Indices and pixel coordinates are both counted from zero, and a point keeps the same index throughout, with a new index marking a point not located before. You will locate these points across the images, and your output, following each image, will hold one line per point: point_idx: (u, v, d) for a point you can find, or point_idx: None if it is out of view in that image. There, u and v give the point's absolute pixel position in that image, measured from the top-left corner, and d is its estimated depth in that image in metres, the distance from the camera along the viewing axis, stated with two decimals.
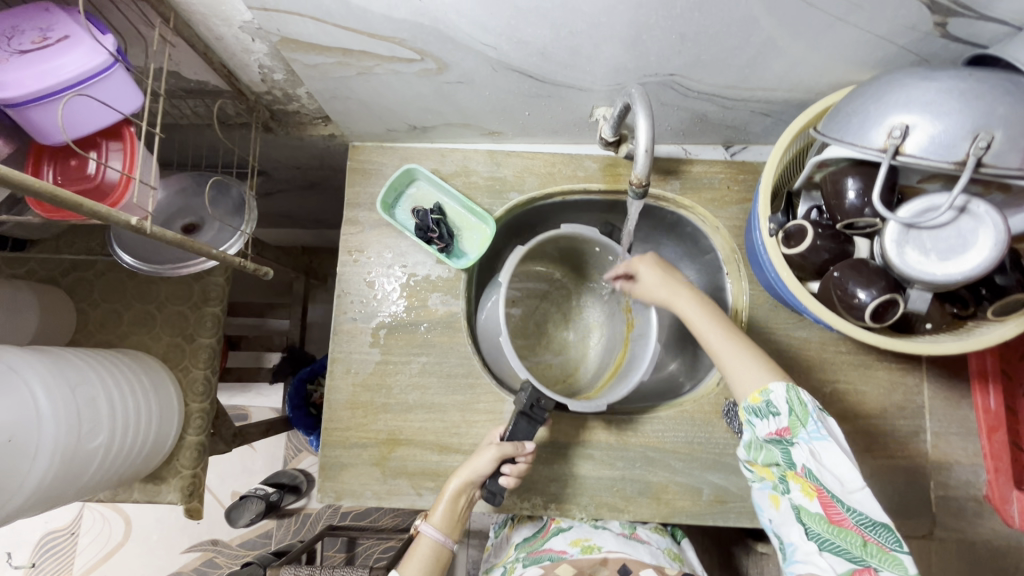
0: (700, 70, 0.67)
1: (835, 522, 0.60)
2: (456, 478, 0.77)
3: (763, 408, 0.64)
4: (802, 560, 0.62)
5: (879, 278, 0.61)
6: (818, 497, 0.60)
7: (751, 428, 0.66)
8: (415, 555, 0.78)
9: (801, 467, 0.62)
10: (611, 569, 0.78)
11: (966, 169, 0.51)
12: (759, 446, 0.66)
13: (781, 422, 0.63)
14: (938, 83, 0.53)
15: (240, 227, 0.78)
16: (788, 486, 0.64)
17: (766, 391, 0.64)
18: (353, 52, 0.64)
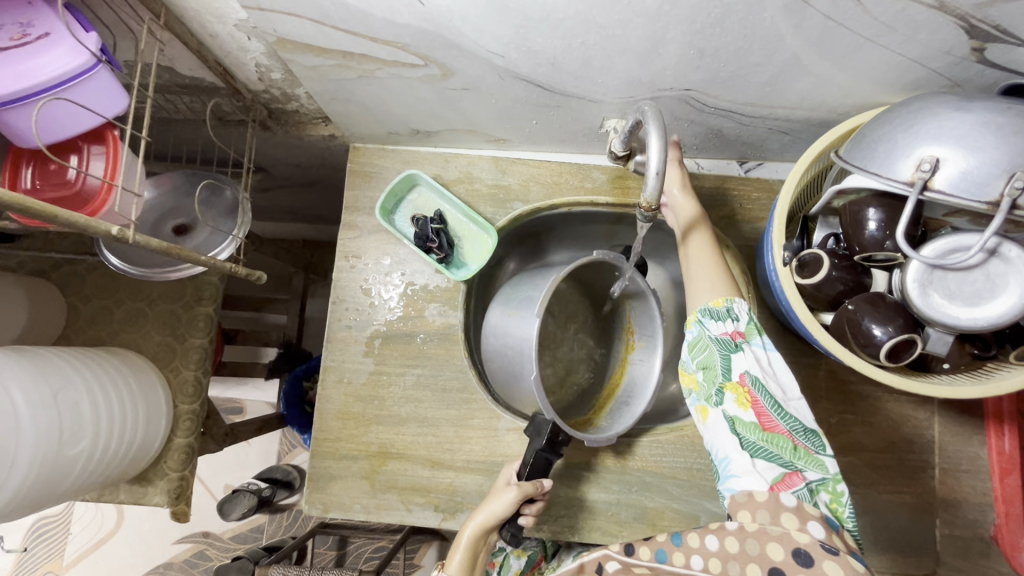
0: (718, 87, 0.64)
1: (768, 428, 0.56)
2: (471, 525, 0.69)
3: (722, 312, 0.60)
4: (736, 476, 0.57)
5: (897, 314, 0.58)
6: (754, 401, 0.57)
7: (699, 329, 0.61)
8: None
9: (744, 372, 0.58)
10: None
11: (999, 210, 0.48)
12: (703, 346, 0.61)
13: (738, 327, 0.60)
14: (973, 114, 0.50)
15: (232, 231, 0.75)
16: (721, 396, 0.59)
17: (730, 298, 0.61)
18: (354, 56, 0.61)
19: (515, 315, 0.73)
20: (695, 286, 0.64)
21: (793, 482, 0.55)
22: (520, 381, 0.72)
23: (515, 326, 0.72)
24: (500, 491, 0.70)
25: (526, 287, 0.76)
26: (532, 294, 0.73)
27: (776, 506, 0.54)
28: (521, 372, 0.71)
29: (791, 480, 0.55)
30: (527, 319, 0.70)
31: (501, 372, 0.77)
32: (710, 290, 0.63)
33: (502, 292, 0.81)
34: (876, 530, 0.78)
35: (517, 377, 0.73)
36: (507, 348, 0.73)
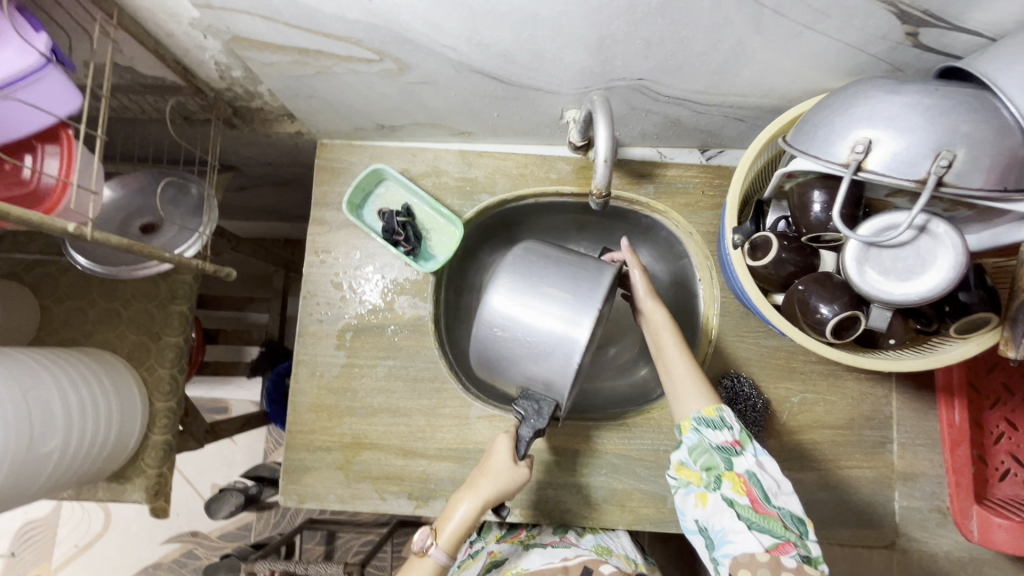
0: (669, 76, 0.65)
1: (763, 510, 0.60)
2: (469, 501, 0.71)
3: (716, 421, 0.65)
4: (731, 541, 0.61)
5: (841, 293, 0.60)
6: (750, 488, 0.61)
7: (697, 436, 0.65)
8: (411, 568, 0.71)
9: (741, 463, 0.62)
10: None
11: (927, 188, 0.50)
12: (702, 451, 0.64)
13: (733, 435, 0.64)
14: (904, 97, 0.52)
15: (198, 229, 0.77)
16: (718, 484, 0.63)
17: (720, 407, 0.66)
18: (310, 52, 0.62)
19: (555, 289, 0.66)
20: (681, 395, 0.69)
21: (788, 551, 0.58)
22: (541, 354, 0.66)
23: (556, 301, 0.66)
24: (509, 472, 0.71)
25: (559, 260, 0.70)
26: (575, 274, 0.68)
27: (776, 566, 0.57)
28: (556, 348, 0.65)
29: (785, 548, 0.58)
30: (578, 305, 0.66)
31: (489, 343, 0.68)
32: (697, 398, 0.68)
33: (504, 268, 0.69)
34: (838, 504, 0.81)
35: (539, 351, 0.66)
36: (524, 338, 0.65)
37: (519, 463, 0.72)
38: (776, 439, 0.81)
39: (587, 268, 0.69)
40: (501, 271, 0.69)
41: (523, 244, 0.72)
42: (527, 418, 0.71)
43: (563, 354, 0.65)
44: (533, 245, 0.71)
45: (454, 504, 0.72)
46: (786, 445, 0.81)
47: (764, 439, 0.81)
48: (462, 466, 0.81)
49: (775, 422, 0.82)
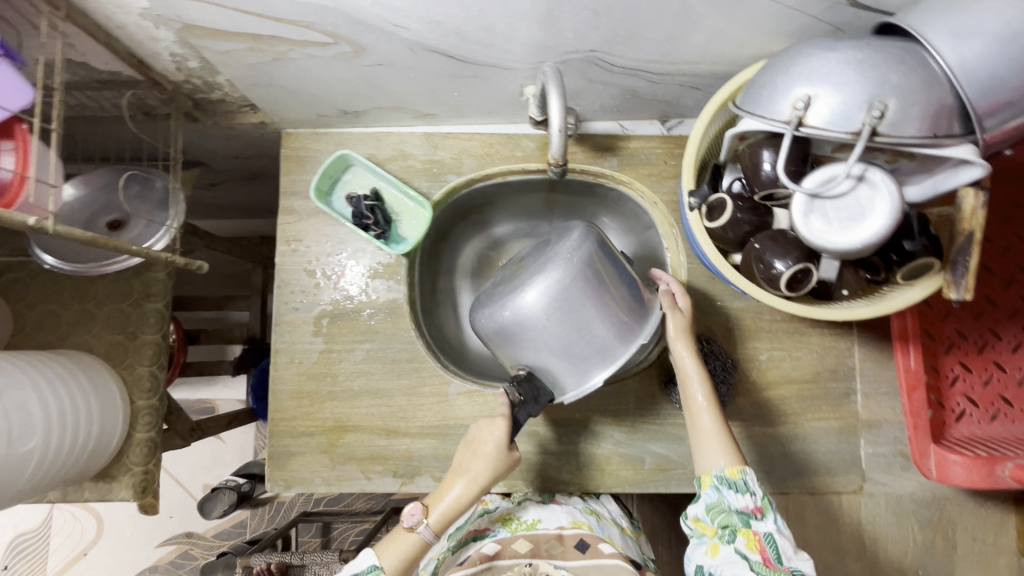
0: (621, 46, 0.67)
1: (773, 567, 0.62)
2: (460, 480, 0.73)
3: (740, 484, 0.65)
4: None
5: (794, 248, 0.63)
6: (764, 548, 0.63)
7: (717, 496, 0.66)
8: (396, 543, 0.71)
9: (761, 526, 0.65)
10: (569, 546, 0.74)
11: (862, 138, 0.52)
12: (721, 511, 0.66)
13: (756, 502, 0.65)
14: (839, 52, 0.54)
15: (167, 222, 0.79)
16: (732, 537, 0.65)
17: (745, 471, 0.66)
18: (264, 38, 0.63)
19: (609, 308, 0.69)
20: (706, 447, 0.69)
21: None
22: (563, 361, 0.70)
23: (605, 321, 0.69)
24: (505, 459, 0.73)
25: (619, 279, 0.71)
26: (628, 301, 0.71)
27: None
28: (580, 360, 0.70)
29: None
30: (619, 338, 0.70)
31: (515, 329, 0.70)
32: (722, 455, 0.68)
33: (567, 266, 0.68)
34: (807, 455, 0.84)
35: (565, 360, 0.70)
36: (559, 342, 0.69)
37: (512, 449, 0.74)
38: (746, 397, 0.85)
39: (638, 302, 0.72)
40: (560, 267, 0.68)
41: (592, 242, 0.71)
42: (525, 402, 0.72)
43: (581, 368, 0.71)
44: (596, 248, 0.71)
45: (448, 487, 0.73)
46: (756, 402, 0.84)
47: (734, 397, 0.84)
48: (444, 442, 0.83)
49: (744, 380, 0.85)
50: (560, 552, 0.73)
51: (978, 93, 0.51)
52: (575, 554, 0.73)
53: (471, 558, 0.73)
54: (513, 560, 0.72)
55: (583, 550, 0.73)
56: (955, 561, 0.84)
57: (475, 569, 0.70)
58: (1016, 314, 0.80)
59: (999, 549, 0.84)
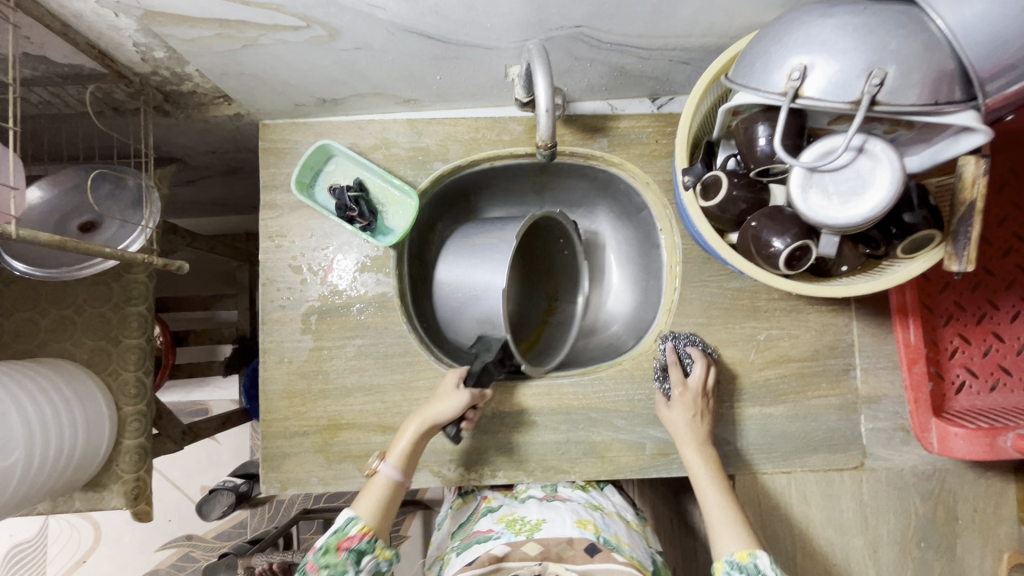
0: (607, 20, 0.64)
1: None
2: (416, 419, 0.75)
3: (749, 567, 0.67)
4: None
5: (792, 224, 0.61)
6: None
7: None
8: (366, 494, 0.73)
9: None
10: (578, 549, 0.71)
11: (861, 108, 0.50)
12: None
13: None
14: (835, 19, 0.51)
15: (142, 222, 0.75)
16: None
17: (754, 554, 0.68)
18: (231, 23, 0.59)
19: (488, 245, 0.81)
20: (718, 531, 0.71)
21: None
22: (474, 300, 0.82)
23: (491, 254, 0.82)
24: (451, 395, 0.76)
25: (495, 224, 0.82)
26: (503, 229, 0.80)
27: None
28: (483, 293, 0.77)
29: None
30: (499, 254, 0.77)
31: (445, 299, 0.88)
32: (732, 540, 0.69)
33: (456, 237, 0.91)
34: (808, 433, 0.84)
35: (469, 304, 0.83)
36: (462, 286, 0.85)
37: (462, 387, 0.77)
38: (744, 377, 0.84)
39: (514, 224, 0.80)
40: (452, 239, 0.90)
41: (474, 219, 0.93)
42: (478, 355, 0.79)
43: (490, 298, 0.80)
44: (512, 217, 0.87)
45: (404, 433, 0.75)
46: (754, 382, 0.84)
47: (732, 378, 0.84)
48: (440, 436, 0.82)
49: (742, 361, 0.84)
50: (571, 556, 0.70)
51: (981, 55, 0.48)
52: (584, 558, 0.69)
53: (478, 560, 0.70)
54: (521, 562, 0.69)
55: (591, 553, 0.70)
56: (957, 532, 0.84)
57: (484, 569, 0.67)
58: (1014, 283, 0.80)
59: (999, 518, 0.85)
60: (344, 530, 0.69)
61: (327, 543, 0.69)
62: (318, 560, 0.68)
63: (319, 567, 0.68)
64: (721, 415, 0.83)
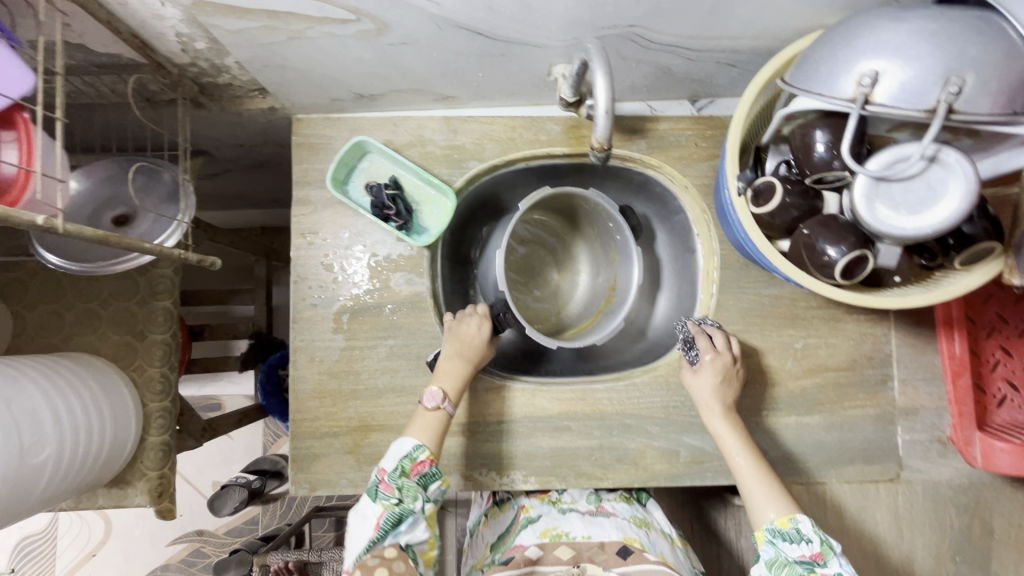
0: (662, 20, 0.63)
1: None
2: (472, 361, 0.77)
3: (792, 533, 0.67)
4: None
5: (848, 234, 0.60)
6: None
7: (774, 550, 0.67)
8: (420, 421, 0.73)
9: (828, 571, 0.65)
10: (610, 552, 0.76)
11: (936, 117, 0.49)
12: (781, 566, 0.67)
13: (813, 548, 0.66)
14: (909, 24, 0.50)
15: (176, 217, 0.74)
16: None
17: (795, 519, 0.67)
18: (280, 15, 0.57)
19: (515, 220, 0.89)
20: (758, 496, 0.70)
21: None
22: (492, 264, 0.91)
23: None
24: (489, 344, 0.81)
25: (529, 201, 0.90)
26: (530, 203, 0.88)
27: None
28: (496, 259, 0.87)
29: None
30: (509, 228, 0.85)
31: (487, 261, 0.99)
32: (772, 507, 0.69)
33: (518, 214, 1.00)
34: (844, 444, 0.82)
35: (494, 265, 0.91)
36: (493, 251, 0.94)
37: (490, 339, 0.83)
38: (781, 386, 0.82)
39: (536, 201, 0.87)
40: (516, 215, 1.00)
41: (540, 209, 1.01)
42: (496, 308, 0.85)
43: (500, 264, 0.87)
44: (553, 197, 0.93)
45: (456, 364, 0.76)
46: (791, 390, 0.82)
47: (769, 386, 0.82)
48: (472, 439, 0.80)
49: (779, 369, 0.83)
50: (603, 559, 0.75)
51: None
52: (616, 560, 0.75)
53: (514, 560, 0.75)
54: (554, 567, 0.75)
55: (624, 556, 0.75)
56: (992, 546, 0.83)
57: (519, 572, 0.73)
58: None
59: None
60: (415, 455, 0.70)
61: (400, 465, 0.70)
62: (393, 481, 0.69)
63: (394, 487, 0.69)
64: (757, 424, 0.82)
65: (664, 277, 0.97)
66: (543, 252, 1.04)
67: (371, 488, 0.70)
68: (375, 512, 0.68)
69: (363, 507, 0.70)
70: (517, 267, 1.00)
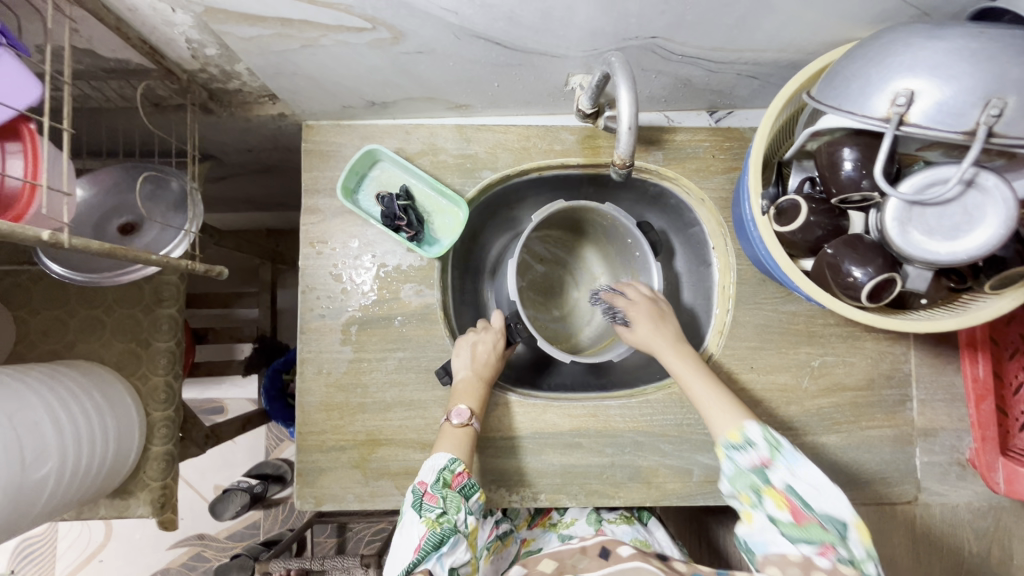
0: (685, 32, 0.61)
1: (804, 521, 0.57)
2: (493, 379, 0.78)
3: (742, 443, 0.63)
4: (768, 546, 0.59)
5: (875, 255, 0.58)
6: (790, 503, 0.58)
7: (730, 462, 0.64)
8: (449, 437, 0.72)
9: (777, 477, 0.60)
10: (592, 557, 0.73)
11: (976, 140, 0.47)
12: (738, 478, 0.63)
13: (762, 454, 0.62)
14: (947, 42, 0.48)
15: (183, 226, 0.72)
16: (759, 500, 0.61)
17: (743, 428, 0.64)
18: (294, 23, 0.56)
19: None
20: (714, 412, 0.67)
21: (828, 556, 0.55)
22: None
23: None
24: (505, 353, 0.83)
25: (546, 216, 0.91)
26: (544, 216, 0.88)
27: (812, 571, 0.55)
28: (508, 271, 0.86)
29: (826, 552, 0.56)
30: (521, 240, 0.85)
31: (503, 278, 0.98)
32: (729, 419, 0.66)
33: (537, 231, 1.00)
34: (862, 464, 0.81)
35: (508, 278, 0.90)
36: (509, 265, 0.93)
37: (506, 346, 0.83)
38: (797, 405, 0.80)
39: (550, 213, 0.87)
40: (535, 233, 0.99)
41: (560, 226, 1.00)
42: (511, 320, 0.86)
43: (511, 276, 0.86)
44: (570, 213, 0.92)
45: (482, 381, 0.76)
46: (808, 409, 0.81)
47: (785, 404, 0.80)
48: (481, 455, 0.79)
49: (796, 388, 0.81)
50: (585, 566, 0.72)
51: None
52: (597, 563, 0.72)
53: None
54: None
55: (605, 557, 0.72)
56: None
57: None
58: None
59: None
60: (452, 467, 0.68)
61: (440, 478, 0.67)
62: (436, 492, 0.66)
63: (437, 497, 0.66)
64: None
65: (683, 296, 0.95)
66: (562, 271, 1.03)
67: (414, 501, 0.66)
68: (418, 531, 0.64)
69: (408, 524, 0.65)
70: (534, 285, 1.00)
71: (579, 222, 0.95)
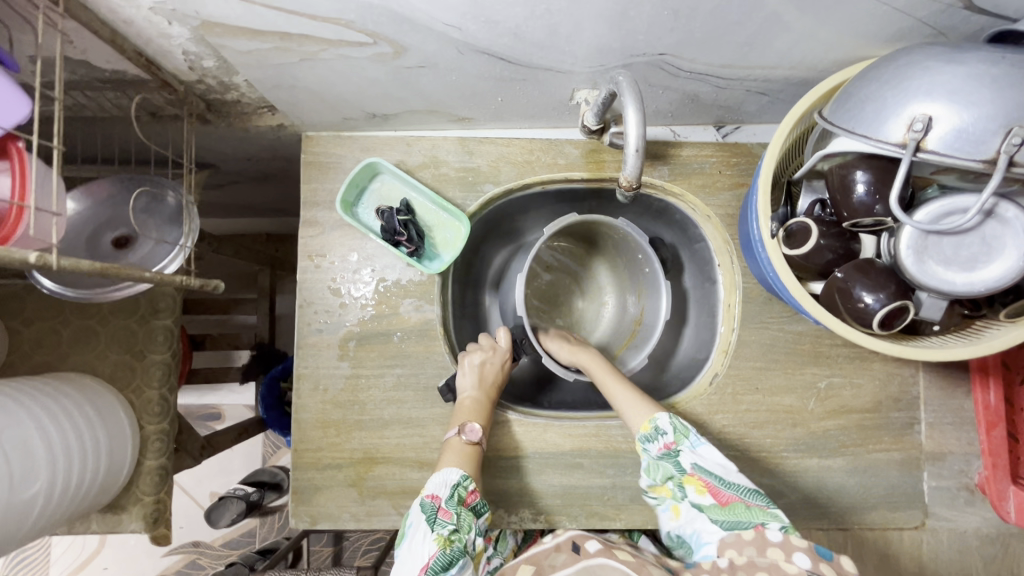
0: (694, 49, 0.59)
1: (724, 498, 0.63)
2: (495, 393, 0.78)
3: (652, 432, 0.67)
4: (707, 543, 0.64)
5: (888, 281, 0.56)
6: (704, 483, 0.64)
7: (647, 456, 0.68)
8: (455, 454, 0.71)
9: (686, 461, 0.65)
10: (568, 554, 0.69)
11: (997, 168, 0.45)
12: (656, 468, 0.67)
13: (669, 439, 0.66)
14: (965, 66, 0.47)
15: (178, 241, 0.71)
16: (683, 491, 0.66)
17: (652, 419, 0.68)
18: (293, 37, 0.54)
19: None
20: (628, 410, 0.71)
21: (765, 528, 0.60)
22: None
23: None
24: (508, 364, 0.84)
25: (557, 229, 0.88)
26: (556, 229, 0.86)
27: (762, 543, 0.59)
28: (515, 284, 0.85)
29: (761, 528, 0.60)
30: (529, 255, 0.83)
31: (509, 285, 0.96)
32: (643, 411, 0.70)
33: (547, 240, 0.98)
34: (868, 488, 0.79)
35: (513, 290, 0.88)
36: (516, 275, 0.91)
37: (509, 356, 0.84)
38: (802, 427, 0.79)
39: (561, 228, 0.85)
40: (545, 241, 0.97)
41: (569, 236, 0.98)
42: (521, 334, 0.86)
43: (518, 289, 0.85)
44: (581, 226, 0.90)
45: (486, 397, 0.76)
46: (813, 431, 0.79)
47: (790, 426, 0.79)
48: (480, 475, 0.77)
49: (802, 410, 0.79)
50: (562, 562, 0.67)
51: None
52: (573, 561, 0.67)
53: None
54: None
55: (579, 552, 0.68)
56: None
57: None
58: None
59: None
60: (464, 485, 0.67)
61: (455, 493, 0.66)
62: (451, 507, 0.65)
63: (451, 512, 0.65)
64: (776, 466, 0.78)
65: (690, 314, 0.93)
66: (569, 281, 1.01)
67: (427, 515, 0.64)
68: (427, 550, 0.61)
69: (417, 540, 0.63)
70: (540, 292, 0.98)
71: (592, 234, 0.93)
